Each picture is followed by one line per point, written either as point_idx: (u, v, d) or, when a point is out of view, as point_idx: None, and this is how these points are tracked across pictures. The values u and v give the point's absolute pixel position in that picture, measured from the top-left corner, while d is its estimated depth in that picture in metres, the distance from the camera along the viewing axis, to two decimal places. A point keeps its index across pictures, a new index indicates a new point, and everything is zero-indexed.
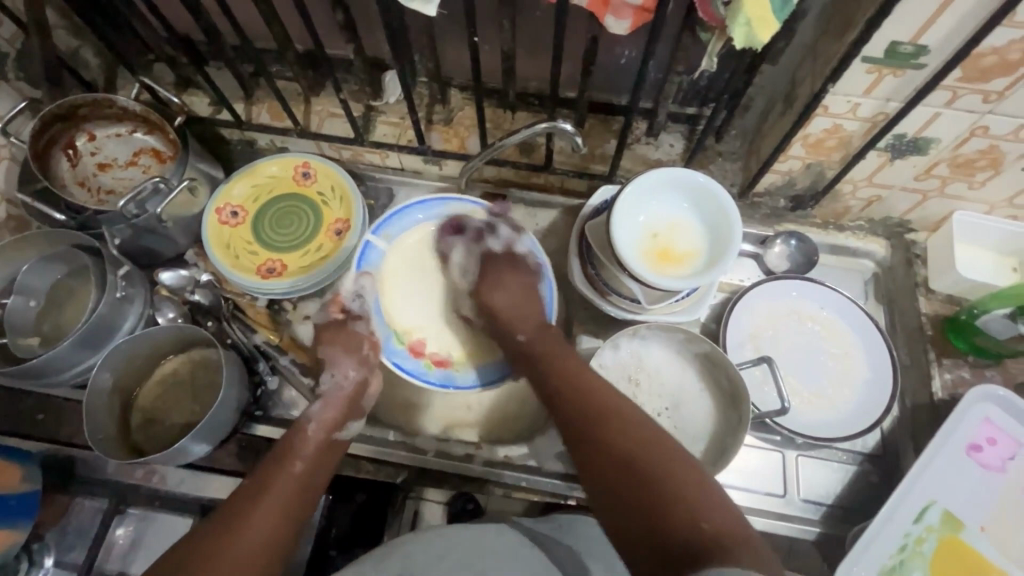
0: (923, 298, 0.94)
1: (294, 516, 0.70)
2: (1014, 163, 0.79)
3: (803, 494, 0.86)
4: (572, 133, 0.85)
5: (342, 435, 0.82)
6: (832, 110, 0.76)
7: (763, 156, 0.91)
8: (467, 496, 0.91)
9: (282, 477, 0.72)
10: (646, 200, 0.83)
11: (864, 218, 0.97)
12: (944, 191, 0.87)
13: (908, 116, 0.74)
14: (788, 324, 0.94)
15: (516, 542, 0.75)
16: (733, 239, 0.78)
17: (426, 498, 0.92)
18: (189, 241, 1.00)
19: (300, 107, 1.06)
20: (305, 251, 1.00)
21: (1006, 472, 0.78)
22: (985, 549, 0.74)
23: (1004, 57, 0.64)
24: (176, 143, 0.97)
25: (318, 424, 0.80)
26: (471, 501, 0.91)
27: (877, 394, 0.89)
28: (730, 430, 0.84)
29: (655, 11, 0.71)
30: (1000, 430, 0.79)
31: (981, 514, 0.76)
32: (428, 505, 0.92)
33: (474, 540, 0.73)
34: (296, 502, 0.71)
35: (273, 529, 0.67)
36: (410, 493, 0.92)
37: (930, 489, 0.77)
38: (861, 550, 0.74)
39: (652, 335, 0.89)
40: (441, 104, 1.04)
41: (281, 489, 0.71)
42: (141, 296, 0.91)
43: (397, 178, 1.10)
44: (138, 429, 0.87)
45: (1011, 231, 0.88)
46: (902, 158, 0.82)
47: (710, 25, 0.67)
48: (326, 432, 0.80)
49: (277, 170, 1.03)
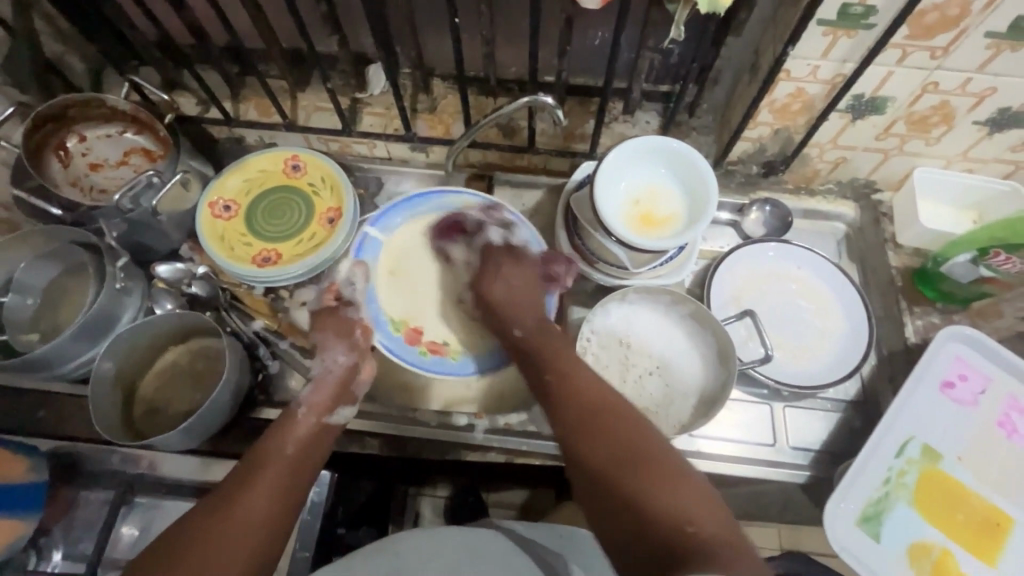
0: (892, 252, 0.99)
1: (290, 500, 0.67)
2: (964, 116, 0.84)
3: (791, 442, 0.90)
4: (551, 105, 0.89)
5: (334, 418, 0.81)
6: (794, 75, 0.82)
7: (734, 125, 0.96)
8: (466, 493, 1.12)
9: (276, 458, 0.70)
10: (626, 169, 0.87)
11: (833, 181, 1.02)
12: (904, 149, 0.92)
13: (864, 76, 0.79)
14: (768, 284, 0.98)
15: (508, 549, 0.77)
16: (709, 200, 0.82)
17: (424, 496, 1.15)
18: (183, 236, 1.02)
19: (287, 103, 1.09)
20: (299, 239, 1.02)
21: (978, 405, 0.82)
22: (962, 477, 0.79)
23: (945, 13, 0.70)
24: (167, 140, 0.99)
25: (308, 408, 0.79)
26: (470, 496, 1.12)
27: (855, 344, 0.93)
28: (719, 385, 0.88)
29: None
30: (970, 365, 0.84)
31: (958, 445, 0.81)
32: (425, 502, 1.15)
33: (465, 543, 0.76)
34: (296, 475, 0.69)
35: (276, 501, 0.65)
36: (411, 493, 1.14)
37: (909, 425, 0.81)
38: (849, 487, 0.78)
39: (640, 300, 0.92)
40: (425, 93, 1.08)
41: (279, 463, 0.69)
42: (139, 288, 0.92)
43: (384, 167, 1.13)
44: (142, 418, 0.88)
45: (967, 183, 0.94)
46: (863, 118, 0.87)
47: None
48: (317, 417, 0.78)
49: (268, 164, 1.06)
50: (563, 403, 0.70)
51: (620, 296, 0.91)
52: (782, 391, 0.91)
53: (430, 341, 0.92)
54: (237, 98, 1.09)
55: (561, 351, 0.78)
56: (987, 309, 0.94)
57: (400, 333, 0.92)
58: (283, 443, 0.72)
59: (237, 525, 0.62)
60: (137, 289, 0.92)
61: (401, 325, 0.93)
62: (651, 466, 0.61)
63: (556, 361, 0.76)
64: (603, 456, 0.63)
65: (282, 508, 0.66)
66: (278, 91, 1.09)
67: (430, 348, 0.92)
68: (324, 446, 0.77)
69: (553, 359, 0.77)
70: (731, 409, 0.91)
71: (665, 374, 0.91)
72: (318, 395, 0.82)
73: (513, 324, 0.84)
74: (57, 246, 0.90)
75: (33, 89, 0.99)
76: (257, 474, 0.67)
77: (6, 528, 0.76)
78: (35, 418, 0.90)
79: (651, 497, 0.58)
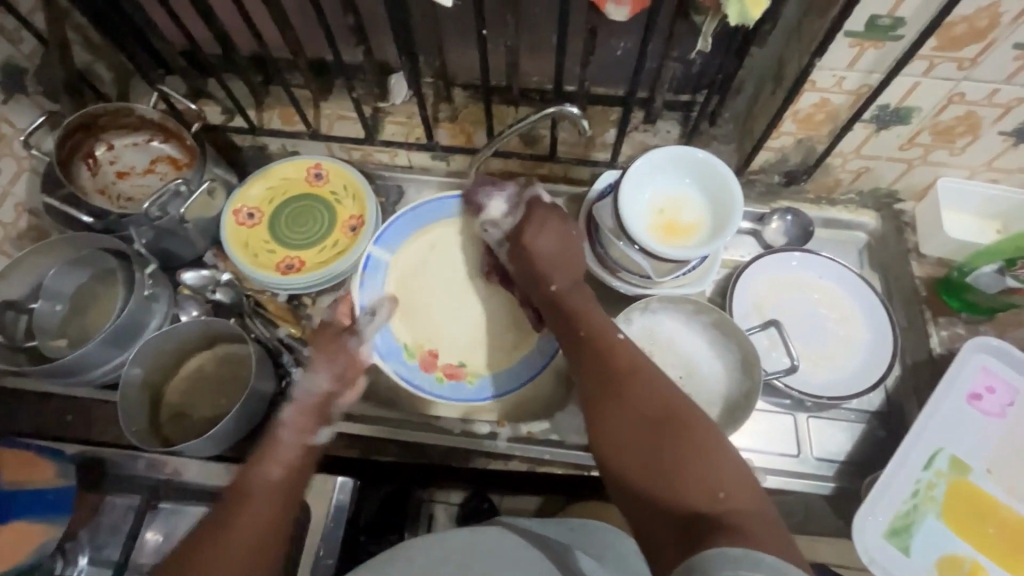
0: (915, 262, 0.99)
1: (274, 523, 0.64)
2: (990, 127, 0.84)
3: (816, 453, 0.89)
4: (576, 115, 0.90)
5: (318, 439, 0.76)
6: (820, 85, 0.82)
7: (756, 135, 0.96)
8: (481, 498, 1.04)
9: (252, 492, 0.65)
10: (650, 179, 0.88)
11: (855, 191, 1.02)
12: (928, 159, 0.92)
13: (890, 86, 0.79)
14: (790, 293, 0.98)
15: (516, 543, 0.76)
16: (734, 210, 0.82)
17: (437, 501, 1.06)
18: (208, 243, 1.03)
19: (310, 112, 1.10)
20: (322, 247, 1.03)
21: (1006, 416, 0.82)
22: (990, 489, 0.78)
23: (973, 25, 0.70)
24: (194, 149, 1.00)
25: (291, 429, 0.74)
26: (485, 502, 1.04)
27: (879, 354, 0.93)
28: (744, 394, 0.88)
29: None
30: (997, 377, 0.83)
31: (986, 457, 0.80)
32: (438, 508, 1.06)
33: (470, 542, 0.75)
34: (275, 502, 0.65)
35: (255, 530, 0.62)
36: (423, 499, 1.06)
37: (937, 437, 0.81)
38: (876, 499, 0.78)
39: (662, 309, 0.92)
40: (446, 102, 1.08)
41: (257, 493, 0.65)
42: (166, 295, 0.93)
43: (405, 176, 1.14)
44: (168, 423, 0.89)
45: (991, 194, 0.94)
46: (887, 129, 0.87)
47: (705, 7, 0.73)
48: (300, 440, 0.74)
49: (291, 172, 1.07)
50: (597, 370, 0.69)
51: (641, 306, 0.91)
52: (807, 401, 0.90)
53: (444, 365, 0.96)
54: (261, 107, 1.11)
55: (590, 317, 0.77)
56: (1013, 320, 0.94)
57: (416, 360, 0.96)
58: (262, 470, 0.68)
59: (214, 569, 0.59)
60: (164, 295, 0.93)
61: (416, 349, 0.97)
62: (689, 434, 0.59)
63: (588, 328, 0.75)
64: (638, 414, 0.62)
65: (262, 538, 0.62)
66: (301, 99, 1.10)
67: (445, 373, 0.95)
68: (309, 467, 0.72)
69: (581, 315, 0.78)
70: (755, 419, 0.91)
71: (688, 381, 0.91)
72: (301, 416, 0.77)
73: (550, 279, 0.84)
74: (87, 252, 0.91)
75: (63, 98, 1.00)
76: (230, 515, 0.63)
77: (35, 532, 0.76)
78: (62, 423, 0.91)
79: (680, 467, 0.57)
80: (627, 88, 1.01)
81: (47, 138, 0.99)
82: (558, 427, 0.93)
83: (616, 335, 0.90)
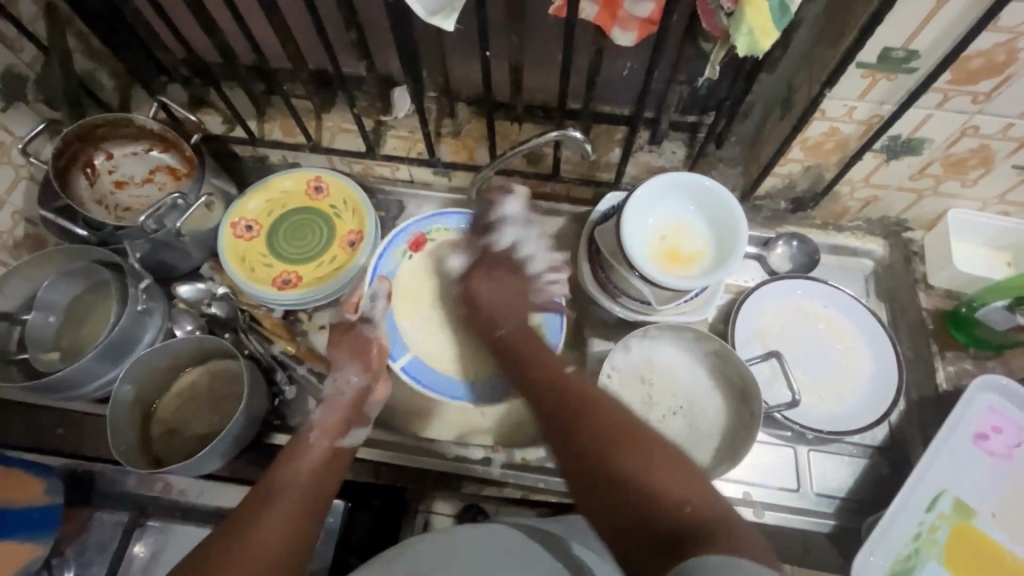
0: (923, 294, 0.97)
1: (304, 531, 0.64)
2: (1004, 161, 0.82)
3: (816, 488, 0.87)
4: (580, 139, 0.88)
5: (346, 443, 0.76)
6: (829, 114, 0.80)
7: (763, 160, 0.94)
8: (477, 508, 0.94)
9: (285, 485, 0.66)
10: (654, 204, 0.86)
11: (862, 218, 1.00)
12: (938, 190, 0.90)
13: (902, 118, 0.78)
14: (795, 322, 0.96)
15: (519, 541, 0.70)
16: (738, 241, 0.81)
17: (435, 510, 0.95)
18: (205, 255, 1.02)
19: (312, 124, 1.09)
20: (319, 262, 1.02)
21: (1013, 459, 0.80)
22: (997, 535, 0.76)
23: (990, 60, 0.68)
24: (193, 160, 0.99)
25: (319, 432, 0.75)
26: (481, 512, 0.94)
27: (883, 389, 0.91)
28: (741, 427, 0.86)
29: (660, 23, 0.75)
30: (1005, 418, 0.81)
31: (992, 501, 0.78)
32: (438, 517, 0.95)
33: (473, 539, 0.69)
34: (308, 509, 0.65)
35: (287, 530, 0.62)
36: (420, 505, 0.96)
37: (941, 478, 0.79)
38: (878, 541, 0.76)
39: (661, 335, 0.90)
40: (449, 117, 1.07)
41: (289, 495, 0.65)
42: (160, 309, 0.93)
43: (406, 190, 1.13)
44: (158, 441, 0.88)
45: (1003, 226, 0.92)
46: (898, 158, 0.85)
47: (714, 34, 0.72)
48: (328, 439, 0.74)
49: (291, 184, 1.05)
50: (552, 404, 0.67)
51: (641, 334, 0.90)
52: (809, 432, 0.89)
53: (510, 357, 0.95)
54: (262, 118, 1.10)
55: (538, 352, 0.78)
56: (1023, 357, 0.91)
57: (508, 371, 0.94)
58: (295, 468, 0.69)
59: (255, 554, 0.59)
60: (159, 310, 0.92)
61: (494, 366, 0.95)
62: (640, 449, 0.58)
63: (535, 374, 0.73)
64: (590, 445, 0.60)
65: (299, 526, 0.63)
66: (303, 111, 1.09)
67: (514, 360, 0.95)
68: (338, 469, 0.73)
69: (534, 364, 0.76)
70: (755, 453, 0.89)
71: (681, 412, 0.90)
72: (329, 414, 0.78)
73: (496, 325, 0.84)
74: (82, 265, 0.91)
75: (64, 106, 1.00)
76: (265, 505, 0.63)
77: (21, 551, 0.76)
78: (52, 436, 0.90)
79: (651, 484, 0.55)
80: (633, 108, 0.99)
81: (45, 146, 0.98)
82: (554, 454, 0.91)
83: (615, 363, 0.89)
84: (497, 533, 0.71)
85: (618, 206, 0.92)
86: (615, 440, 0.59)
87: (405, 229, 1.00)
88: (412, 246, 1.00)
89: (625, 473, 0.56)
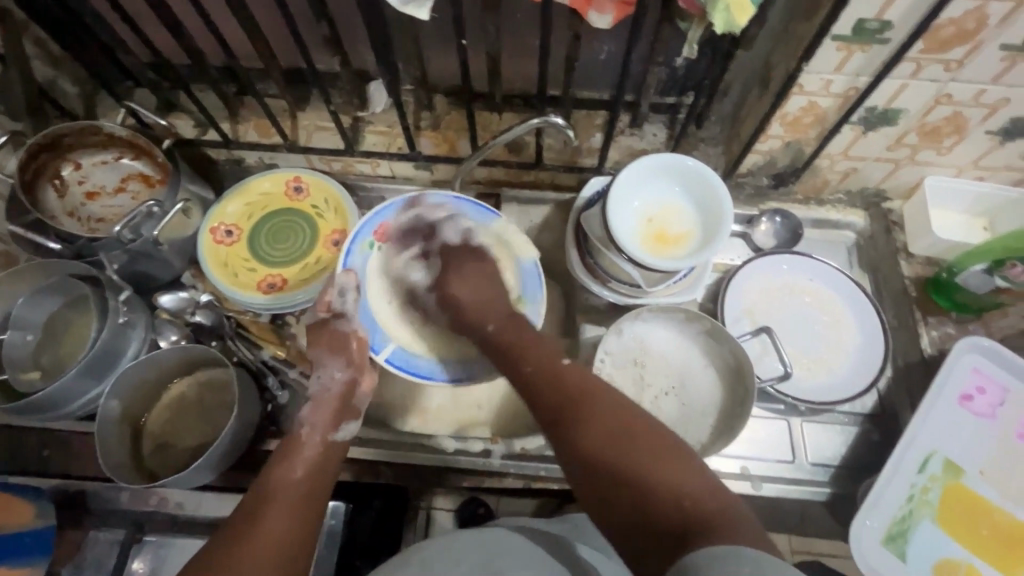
0: (905, 263, 0.98)
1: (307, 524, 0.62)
2: (977, 127, 0.84)
3: (811, 458, 0.89)
4: (562, 125, 0.87)
5: (338, 436, 0.76)
6: (807, 89, 0.81)
7: (743, 138, 0.95)
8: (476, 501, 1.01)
9: (284, 479, 0.65)
10: (638, 187, 0.86)
11: (843, 191, 1.01)
12: (915, 159, 0.92)
13: (878, 89, 0.79)
14: (782, 297, 0.97)
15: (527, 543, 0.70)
16: (724, 219, 0.81)
17: (437, 506, 1.02)
18: (185, 264, 1.00)
19: (287, 123, 1.07)
20: (304, 263, 1.00)
21: (997, 418, 0.82)
22: (985, 492, 0.79)
23: (961, 27, 0.69)
24: (166, 166, 0.97)
25: (312, 427, 0.75)
26: (480, 506, 0.99)
27: (871, 357, 0.93)
28: (737, 403, 0.87)
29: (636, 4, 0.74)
30: (988, 379, 0.83)
31: (980, 460, 0.80)
32: (439, 512, 1.01)
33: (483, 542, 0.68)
34: (308, 501, 0.64)
35: (290, 524, 0.60)
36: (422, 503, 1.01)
37: (930, 441, 0.81)
38: (873, 506, 0.78)
39: (653, 318, 0.91)
40: (428, 109, 1.05)
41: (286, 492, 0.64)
42: (143, 321, 0.90)
43: (388, 186, 1.12)
44: (151, 455, 0.86)
45: (979, 192, 0.94)
46: (875, 130, 0.86)
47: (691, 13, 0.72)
48: (323, 433, 0.74)
49: (270, 186, 1.03)
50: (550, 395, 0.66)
51: (634, 315, 0.90)
52: (802, 404, 0.90)
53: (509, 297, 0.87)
54: (235, 119, 1.07)
55: (521, 344, 0.75)
56: (1002, 318, 0.94)
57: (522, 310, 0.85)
58: (288, 466, 0.67)
59: (260, 550, 0.56)
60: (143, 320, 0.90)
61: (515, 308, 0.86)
62: (641, 445, 0.57)
63: (530, 359, 0.72)
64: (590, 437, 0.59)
65: (305, 515, 0.62)
66: (277, 110, 1.06)
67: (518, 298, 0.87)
68: (335, 462, 0.72)
69: (519, 344, 0.75)
70: (751, 428, 0.91)
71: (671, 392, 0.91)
72: (318, 411, 0.77)
73: (485, 320, 0.80)
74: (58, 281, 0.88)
75: (26, 117, 0.96)
76: (267, 500, 0.62)
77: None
78: (39, 457, 0.88)
79: (653, 477, 0.55)
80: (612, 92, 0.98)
81: (10, 159, 0.94)
82: None
83: (613, 349, 0.90)
84: (504, 538, 0.69)
85: (602, 191, 0.92)
86: (620, 433, 0.59)
87: (374, 216, 0.88)
88: (379, 236, 0.88)
89: (624, 468, 0.56)
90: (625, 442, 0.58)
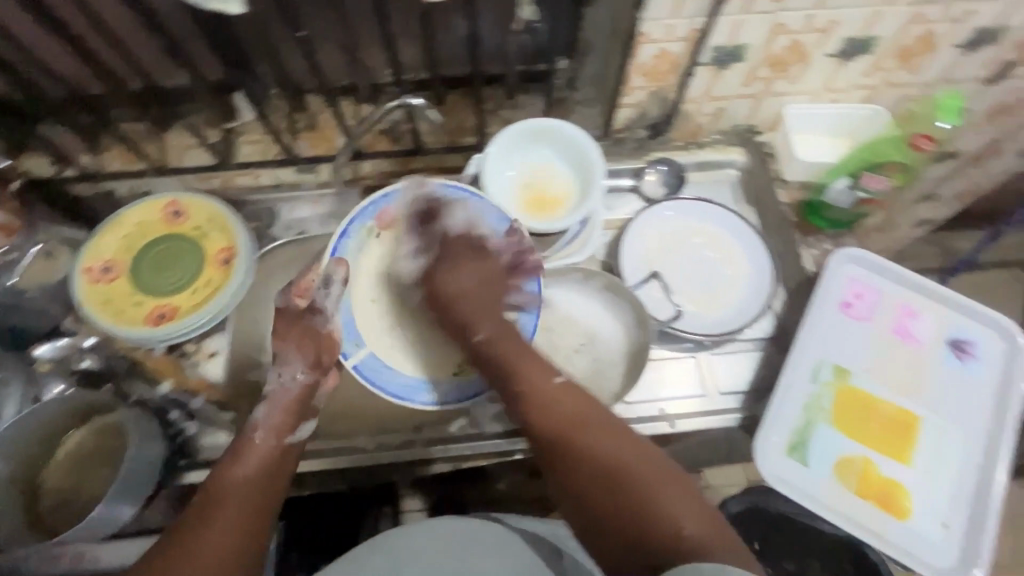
0: (782, 190, 1.04)
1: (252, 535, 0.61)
2: (817, 52, 0.88)
3: (720, 388, 0.93)
4: (423, 110, 0.89)
5: (297, 438, 0.73)
6: (653, 35, 0.83)
7: (611, 94, 0.96)
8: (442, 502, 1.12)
9: (227, 499, 0.63)
10: (510, 156, 0.87)
11: (716, 131, 1.05)
12: (771, 91, 0.96)
13: (716, 26, 0.82)
14: (673, 242, 1.00)
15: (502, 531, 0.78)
16: (596, 174, 0.84)
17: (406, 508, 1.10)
18: (64, 309, 0.94)
19: (153, 146, 1.02)
20: (195, 288, 0.95)
21: (873, 319, 0.88)
22: (871, 387, 0.84)
23: None
24: (19, 210, 0.91)
25: (265, 430, 0.71)
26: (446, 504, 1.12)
27: (760, 284, 0.97)
28: (641, 350, 0.89)
29: None
30: (862, 284, 0.89)
31: (863, 359, 0.86)
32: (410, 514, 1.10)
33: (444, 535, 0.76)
34: (255, 518, 0.63)
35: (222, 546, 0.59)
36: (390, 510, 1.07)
37: (818, 350, 0.86)
38: (772, 420, 0.82)
39: (551, 284, 0.92)
40: (300, 111, 1.02)
41: (235, 505, 0.63)
42: (18, 377, 0.87)
43: (275, 196, 1.08)
44: (53, 513, 0.82)
45: (837, 113, 0.99)
46: (726, 68, 0.90)
47: None
48: (276, 438, 0.71)
49: (145, 215, 0.97)
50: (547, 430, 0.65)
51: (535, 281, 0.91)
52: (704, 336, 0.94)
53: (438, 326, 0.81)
54: (94, 149, 1.00)
55: (522, 356, 0.71)
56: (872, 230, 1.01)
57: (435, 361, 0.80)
58: (234, 472, 0.66)
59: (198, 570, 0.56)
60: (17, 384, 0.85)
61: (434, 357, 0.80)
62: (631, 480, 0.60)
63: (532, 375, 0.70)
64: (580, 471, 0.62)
65: (246, 535, 0.61)
66: (139, 135, 1.01)
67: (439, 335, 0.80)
68: (287, 474, 0.70)
69: (512, 359, 0.71)
70: (661, 370, 0.94)
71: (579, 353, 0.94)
72: (272, 412, 0.73)
73: (475, 327, 0.74)
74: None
75: None
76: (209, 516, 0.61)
77: None
78: None
79: (650, 511, 0.57)
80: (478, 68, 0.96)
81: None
82: (474, 420, 0.91)
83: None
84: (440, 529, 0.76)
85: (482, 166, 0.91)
86: (608, 470, 0.61)
87: (375, 202, 0.82)
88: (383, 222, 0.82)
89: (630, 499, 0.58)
90: (613, 477, 0.60)
